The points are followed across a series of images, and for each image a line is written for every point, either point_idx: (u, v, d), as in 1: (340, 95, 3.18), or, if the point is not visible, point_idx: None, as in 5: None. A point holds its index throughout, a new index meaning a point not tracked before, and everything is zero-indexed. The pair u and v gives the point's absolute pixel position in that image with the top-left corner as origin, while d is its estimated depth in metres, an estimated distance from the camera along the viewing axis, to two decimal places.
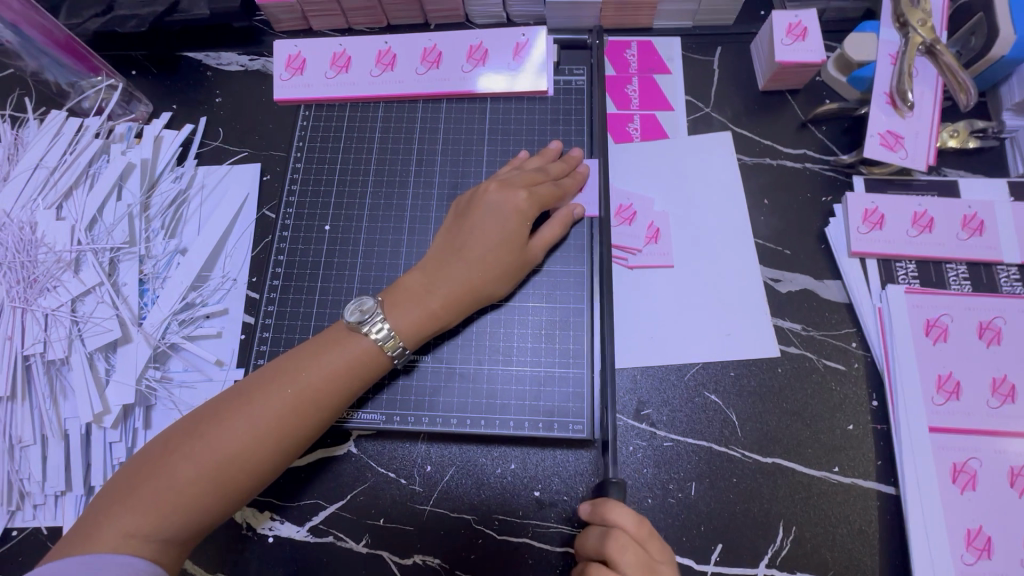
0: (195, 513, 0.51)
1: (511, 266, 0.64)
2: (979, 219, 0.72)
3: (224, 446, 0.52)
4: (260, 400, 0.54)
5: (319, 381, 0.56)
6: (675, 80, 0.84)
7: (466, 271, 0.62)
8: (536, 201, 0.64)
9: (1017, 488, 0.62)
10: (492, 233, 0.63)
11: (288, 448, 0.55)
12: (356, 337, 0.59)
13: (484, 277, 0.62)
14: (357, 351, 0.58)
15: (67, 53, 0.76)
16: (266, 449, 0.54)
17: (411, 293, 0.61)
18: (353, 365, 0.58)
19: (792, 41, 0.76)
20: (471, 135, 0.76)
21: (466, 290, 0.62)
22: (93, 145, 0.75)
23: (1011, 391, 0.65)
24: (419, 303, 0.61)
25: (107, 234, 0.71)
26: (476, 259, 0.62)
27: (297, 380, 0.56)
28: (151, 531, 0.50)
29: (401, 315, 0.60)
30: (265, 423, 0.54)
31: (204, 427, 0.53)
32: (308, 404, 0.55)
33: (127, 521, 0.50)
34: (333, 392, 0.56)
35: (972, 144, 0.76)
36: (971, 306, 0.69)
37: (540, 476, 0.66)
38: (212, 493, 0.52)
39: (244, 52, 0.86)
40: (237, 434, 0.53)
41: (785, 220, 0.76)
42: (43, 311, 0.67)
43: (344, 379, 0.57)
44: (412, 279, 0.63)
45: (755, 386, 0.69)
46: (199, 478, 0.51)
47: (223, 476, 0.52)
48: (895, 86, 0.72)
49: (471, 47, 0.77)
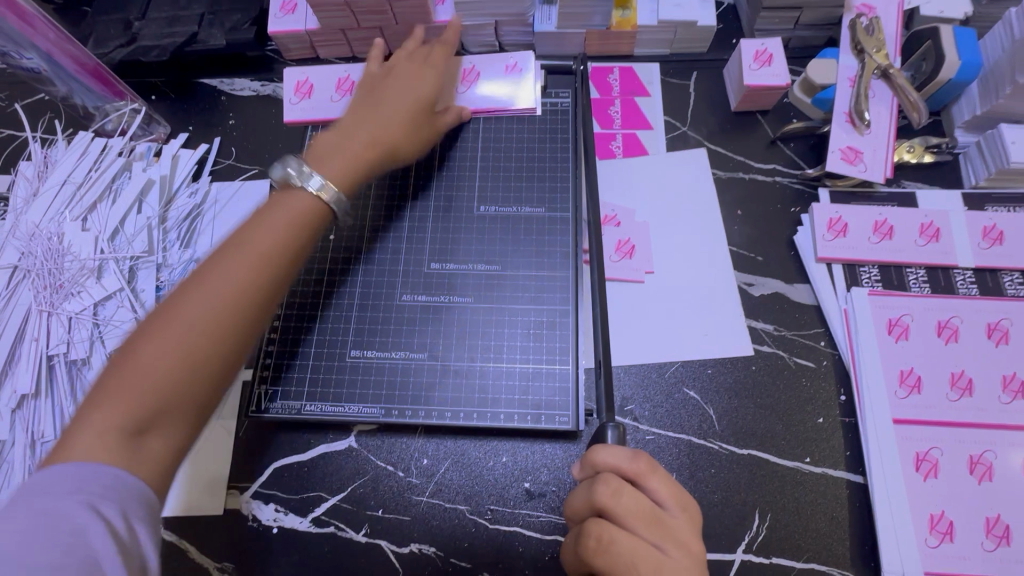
0: (170, 393, 0.50)
1: (414, 127, 0.74)
2: (935, 226, 0.78)
3: (194, 312, 0.52)
4: (219, 269, 0.55)
5: (276, 236, 0.59)
6: (654, 102, 0.91)
7: (389, 129, 0.71)
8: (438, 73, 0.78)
9: (976, 475, 0.66)
10: (402, 99, 0.74)
11: (239, 311, 0.54)
12: (297, 189, 0.62)
13: (401, 134, 0.72)
14: (301, 201, 0.62)
15: (95, 80, 0.82)
16: (241, 294, 0.54)
17: (335, 144, 0.68)
18: (304, 212, 0.61)
19: (759, 67, 0.83)
20: (466, 153, 0.83)
21: (389, 142, 0.71)
22: (116, 163, 0.81)
23: (969, 385, 0.70)
24: (347, 153, 0.67)
25: (128, 244, 0.77)
26: (394, 116, 0.72)
27: (254, 238, 0.58)
28: (128, 422, 0.48)
29: (332, 165, 0.66)
30: (230, 277, 0.55)
31: (166, 313, 0.52)
32: (270, 253, 0.57)
33: (97, 427, 0.47)
34: (285, 236, 0.59)
35: (928, 158, 0.83)
36: (929, 306, 0.74)
37: (529, 468, 0.71)
38: (187, 357, 0.51)
39: (256, 78, 0.94)
40: (205, 297, 0.53)
41: (757, 229, 0.82)
42: (68, 314, 0.72)
43: (299, 223, 0.61)
44: (330, 133, 0.70)
45: (731, 382, 0.74)
46: (169, 352, 0.50)
47: (198, 337, 0.52)
48: (853, 106, 0.79)
49: (463, 69, 0.84)
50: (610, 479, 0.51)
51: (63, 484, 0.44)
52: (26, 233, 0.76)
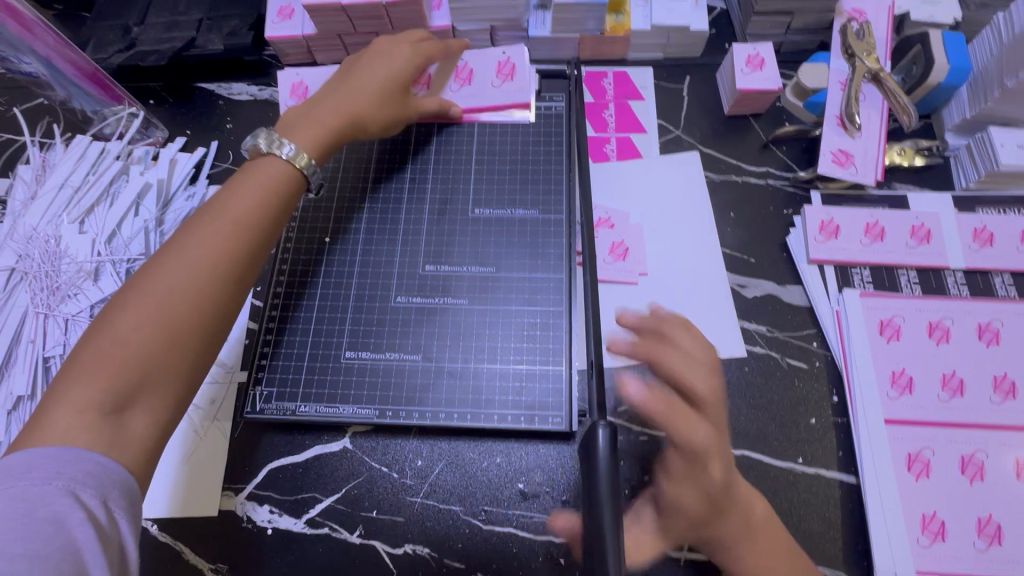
0: (151, 359, 0.51)
1: (389, 102, 0.75)
2: (926, 228, 0.79)
3: (169, 281, 0.53)
4: (188, 241, 0.56)
5: (244, 206, 0.60)
6: (647, 105, 0.91)
7: (359, 100, 0.72)
8: (418, 52, 0.78)
9: (968, 475, 0.66)
10: (377, 72, 0.74)
11: (218, 278, 0.55)
12: (271, 161, 0.64)
13: (370, 106, 0.72)
14: (275, 171, 0.63)
15: (94, 84, 0.83)
16: (216, 265, 0.55)
17: (308, 116, 0.69)
18: (274, 183, 0.62)
19: (750, 71, 0.84)
20: (461, 156, 0.84)
21: (358, 113, 0.71)
22: (114, 167, 0.82)
23: (960, 385, 0.71)
24: (317, 124, 0.68)
25: (125, 246, 0.77)
26: (367, 88, 0.73)
27: (223, 209, 0.59)
28: (114, 385, 0.49)
29: (304, 135, 0.67)
30: (203, 250, 0.56)
31: (138, 286, 0.53)
32: (240, 222, 0.58)
33: (81, 389, 0.48)
34: (260, 206, 0.60)
35: (918, 161, 0.84)
36: (920, 307, 0.75)
37: (523, 469, 0.71)
38: (167, 326, 0.52)
39: (253, 83, 0.95)
40: (179, 268, 0.54)
41: (750, 231, 0.82)
42: (65, 316, 0.72)
43: (267, 192, 0.61)
44: (309, 104, 0.71)
45: (724, 383, 0.74)
46: (147, 321, 0.51)
47: (176, 307, 0.52)
48: (844, 109, 0.80)
49: (458, 68, 0.85)
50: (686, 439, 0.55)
51: (43, 466, 0.44)
52: (23, 236, 0.77)
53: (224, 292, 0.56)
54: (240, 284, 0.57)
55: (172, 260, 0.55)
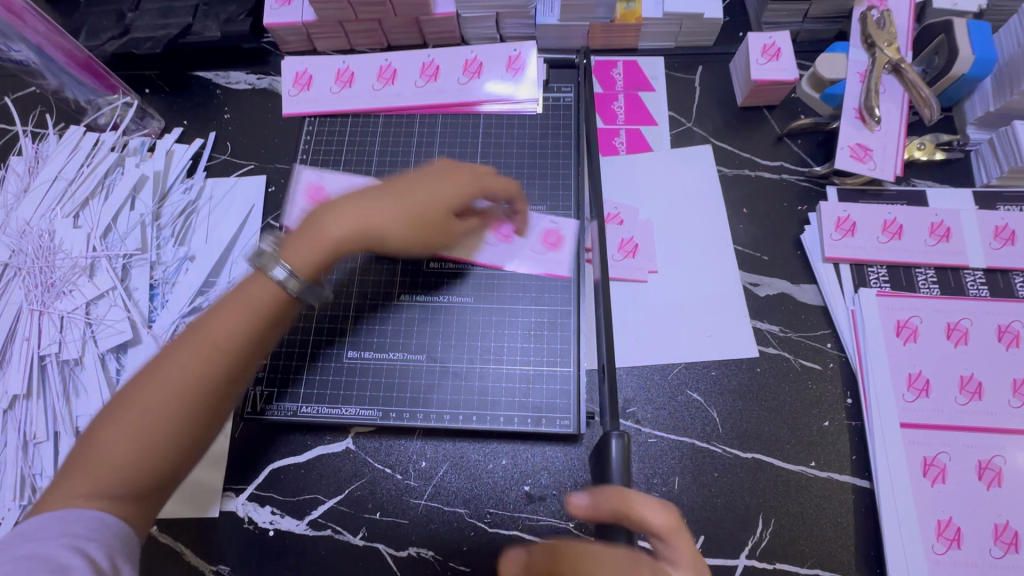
0: (129, 469, 0.48)
1: (420, 227, 0.63)
2: (946, 225, 0.76)
3: (153, 398, 0.49)
4: (180, 341, 0.52)
5: (230, 318, 0.53)
6: (658, 97, 0.89)
7: (375, 209, 0.60)
8: (480, 176, 0.65)
9: (985, 481, 0.65)
10: (415, 189, 0.63)
11: (213, 399, 0.51)
12: (262, 278, 0.55)
13: (388, 221, 0.60)
14: (262, 292, 0.54)
15: (86, 73, 0.81)
16: (194, 382, 0.50)
17: (315, 220, 0.59)
18: (262, 303, 0.54)
19: (767, 60, 0.81)
20: (466, 149, 0.81)
21: (368, 223, 0.59)
22: (108, 158, 0.80)
23: (978, 388, 0.69)
24: (318, 229, 0.58)
25: (121, 242, 0.75)
26: (392, 203, 0.61)
27: (214, 316, 0.53)
28: (98, 490, 0.48)
29: (302, 243, 0.57)
30: (189, 354, 0.51)
31: (128, 395, 0.50)
32: (225, 341, 0.52)
33: (69, 489, 0.47)
34: (252, 331, 0.53)
35: (939, 156, 0.81)
36: (939, 308, 0.73)
37: (529, 471, 0.69)
38: (146, 438, 0.49)
39: (252, 71, 0.92)
40: (165, 370, 0.50)
41: (763, 228, 0.80)
42: (60, 313, 0.71)
43: (252, 322, 0.53)
44: (326, 205, 0.61)
45: (735, 384, 0.72)
46: (126, 431, 0.48)
47: (154, 416, 0.49)
48: (864, 102, 0.77)
49: (466, 61, 0.82)
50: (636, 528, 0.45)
51: (46, 530, 0.45)
52: (16, 230, 0.75)
53: (218, 403, 0.52)
54: (224, 389, 0.52)
55: (163, 365, 0.51)
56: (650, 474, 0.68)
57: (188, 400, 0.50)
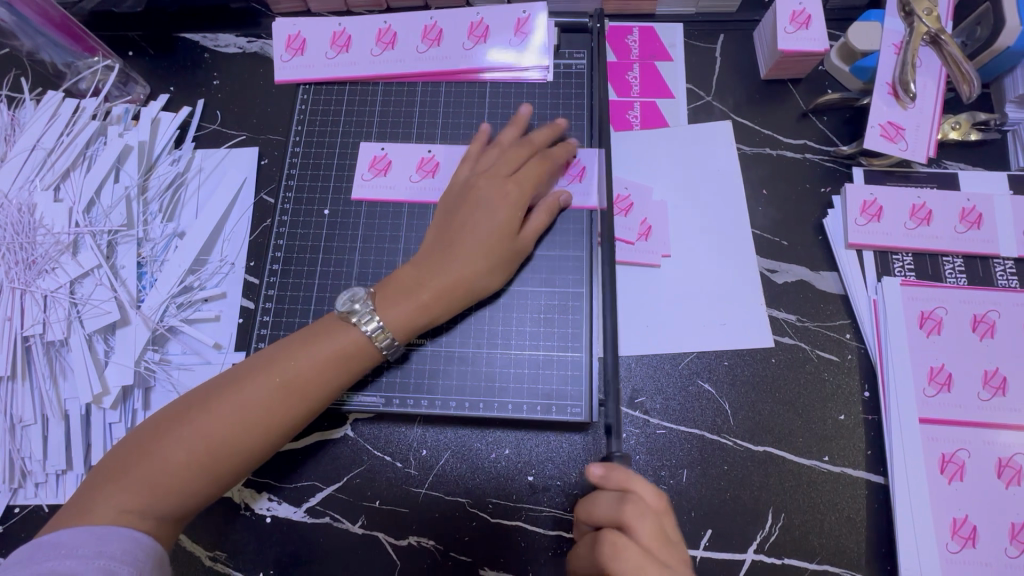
0: (186, 491, 0.54)
1: (502, 257, 0.64)
2: (977, 211, 0.72)
3: (229, 421, 0.55)
4: (256, 381, 0.57)
5: (309, 370, 0.58)
6: (676, 67, 0.83)
7: (459, 267, 0.63)
8: (524, 190, 0.65)
9: (1005, 479, 0.63)
10: (481, 231, 0.63)
11: (287, 431, 0.58)
12: (348, 327, 0.60)
13: (473, 272, 0.63)
14: (347, 341, 0.60)
15: (63, 35, 0.76)
16: (264, 426, 0.56)
17: (403, 287, 0.62)
18: (344, 354, 0.59)
19: (795, 29, 0.75)
20: (471, 121, 0.76)
21: (456, 284, 0.63)
22: (89, 127, 0.75)
23: (1003, 384, 0.66)
24: (408, 299, 0.62)
25: (105, 217, 0.71)
26: (468, 254, 0.63)
27: (295, 365, 0.58)
28: (148, 507, 0.53)
29: (394, 310, 0.61)
30: (265, 398, 0.56)
31: (206, 407, 0.56)
32: (303, 392, 0.58)
33: (123, 499, 0.52)
34: (329, 382, 0.59)
35: (974, 136, 0.76)
36: (966, 299, 0.69)
37: (533, 460, 0.67)
38: (207, 466, 0.54)
39: (242, 33, 0.86)
40: (240, 408, 0.56)
41: (782, 211, 0.76)
42: (43, 292, 0.67)
43: (333, 371, 0.59)
44: (404, 273, 0.64)
45: (748, 375, 0.69)
46: (194, 458, 0.54)
47: (219, 449, 0.55)
48: (899, 76, 0.71)
49: (472, 24, 0.76)
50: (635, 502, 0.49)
51: (85, 546, 0.49)
52: None
53: (283, 433, 0.58)
54: (290, 424, 0.57)
55: (242, 391, 0.56)
56: (657, 466, 0.66)
57: (261, 430, 0.56)
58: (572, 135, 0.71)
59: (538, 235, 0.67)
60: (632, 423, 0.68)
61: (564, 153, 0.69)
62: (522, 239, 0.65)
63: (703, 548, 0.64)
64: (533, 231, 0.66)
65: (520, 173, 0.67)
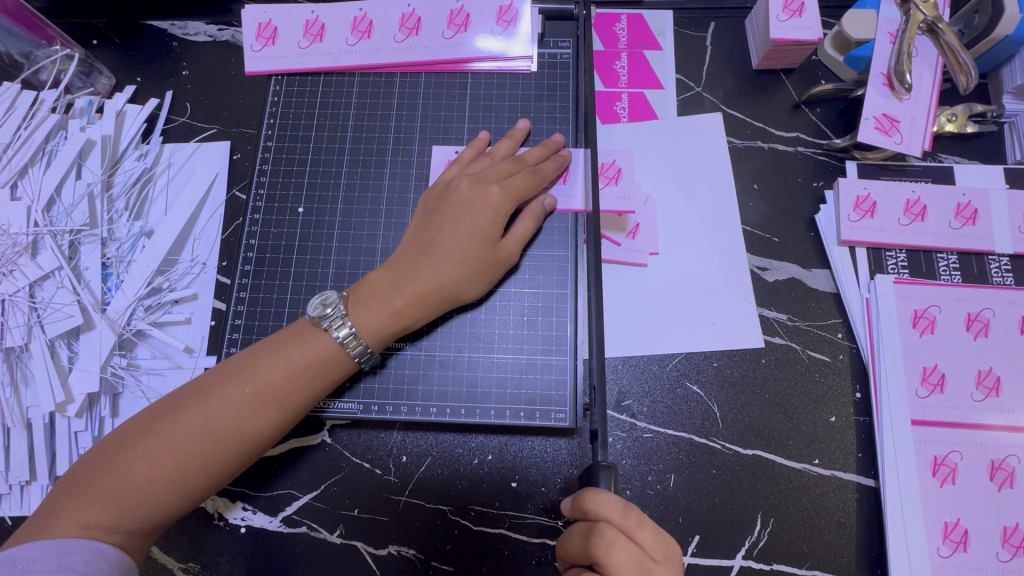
0: (153, 506, 0.52)
1: (482, 266, 0.61)
2: (973, 207, 0.70)
3: (197, 432, 0.52)
4: (227, 390, 0.54)
5: (282, 377, 0.55)
6: (665, 56, 0.80)
7: (438, 270, 0.60)
8: (509, 194, 0.62)
9: (997, 482, 0.62)
10: (460, 236, 0.61)
11: (258, 443, 0.55)
12: (321, 334, 0.58)
13: (451, 279, 0.60)
14: (322, 348, 0.57)
15: (18, 23, 0.73)
16: (234, 437, 0.53)
17: (378, 291, 0.60)
18: (319, 360, 0.57)
19: (788, 17, 0.72)
20: (452, 113, 0.73)
21: (432, 288, 0.60)
22: (49, 121, 0.71)
23: (996, 384, 0.64)
24: (382, 304, 0.59)
25: (67, 216, 0.68)
26: (446, 258, 0.60)
27: (267, 373, 0.55)
28: (112, 524, 0.50)
29: (367, 315, 0.58)
30: (236, 409, 0.54)
31: (174, 418, 0.53)
32: (275, 400, 0.55)
33: (86, 516, 0.50)
34: (303, 391, 0.56)
35: (970, 129, 0.74)
36: (959, 297, 0.67)
37: (517, 466, 0.65)
38: (176, 479, 0.52)
39: (212, 21, 0.82)
40: (209, 419, 0.53)
41: (774, 206, 0.74)
42: (1, 296, 0.64)
43: (309, 378, 0.56)
44: (378, 276, 0.61)
45: (737, 376, 0.68)
46: (161, 472, 0.52)
47: (188, 461, 0.52)
48: (893, 67, 0.68)
49: (452, 11, 0.72)
50: (604, 529, 0.46)
51: (45, 561, 0.46)
52: None
53: (254, 444, 0.55)
54: (263, 434, 0.55)
55: (212, 401, 0.54)
56: (645, 471, 0.64)
57: (234, 443, 0.54)
58: (563, 137, 0.69)
59: (524, 243, 0.64)
60: (619, 427, 0.66)
61: (556, 167, 0.65)
62: (504, 247, 0.62)
63: (690, 555, 0.62)
64: (517, 238, 0.63)
65: (506, 178, 0.64)
